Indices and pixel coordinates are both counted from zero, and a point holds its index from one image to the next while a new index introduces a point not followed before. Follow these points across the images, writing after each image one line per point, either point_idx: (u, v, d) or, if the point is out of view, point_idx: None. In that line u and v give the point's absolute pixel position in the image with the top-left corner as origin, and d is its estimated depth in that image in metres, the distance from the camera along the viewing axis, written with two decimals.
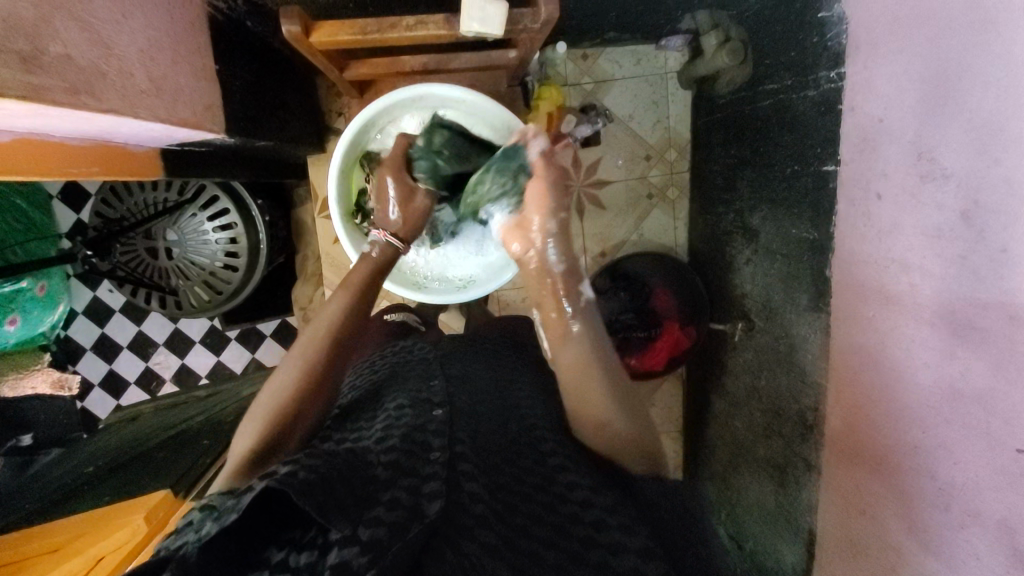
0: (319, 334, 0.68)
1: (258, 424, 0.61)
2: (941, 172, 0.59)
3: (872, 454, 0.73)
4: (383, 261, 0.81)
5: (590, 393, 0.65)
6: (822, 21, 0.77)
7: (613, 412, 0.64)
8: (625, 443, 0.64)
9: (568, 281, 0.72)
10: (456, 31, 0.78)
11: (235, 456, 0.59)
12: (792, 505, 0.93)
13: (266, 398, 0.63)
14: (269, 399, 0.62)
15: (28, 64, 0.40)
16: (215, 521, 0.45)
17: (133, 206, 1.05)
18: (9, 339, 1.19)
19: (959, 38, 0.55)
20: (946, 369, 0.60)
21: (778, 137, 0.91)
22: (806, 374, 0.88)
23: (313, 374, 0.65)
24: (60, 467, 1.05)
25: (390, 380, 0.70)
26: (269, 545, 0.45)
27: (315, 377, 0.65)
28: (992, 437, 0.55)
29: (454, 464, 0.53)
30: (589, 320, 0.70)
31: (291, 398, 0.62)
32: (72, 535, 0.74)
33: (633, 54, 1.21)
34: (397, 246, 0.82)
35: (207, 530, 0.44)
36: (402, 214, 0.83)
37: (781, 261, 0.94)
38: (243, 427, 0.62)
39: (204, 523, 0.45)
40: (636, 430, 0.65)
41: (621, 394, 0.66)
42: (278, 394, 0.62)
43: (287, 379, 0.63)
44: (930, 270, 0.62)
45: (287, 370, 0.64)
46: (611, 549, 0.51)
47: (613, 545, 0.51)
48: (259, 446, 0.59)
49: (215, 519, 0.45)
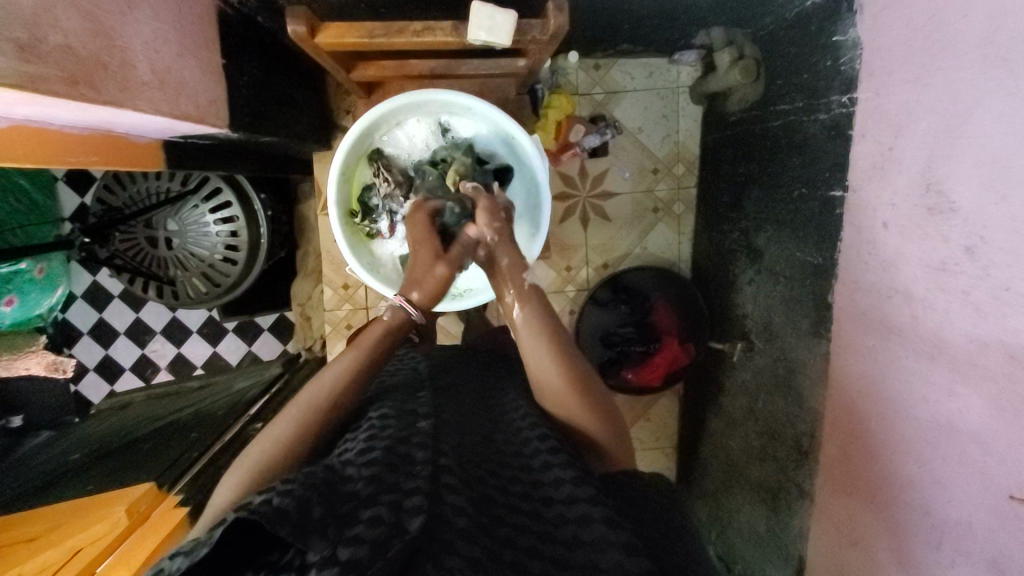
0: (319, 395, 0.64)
1: (244, 475, 0.57)
2: (949, 206, 0.58)
3: (865, 485, 0.72)
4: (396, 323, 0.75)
5: (548, 369, 0.69)
6: (837, 45, 0.76)
7: (586, 412, 0.66)
8: (592, 414, 0.66)
9: (511, 270, 0.80)
10: (465, 38, 0.78)
11: (218, 506, 0.56)
12: (783, 530, 0.91)
13: (255, 449, 0.60)
14: (263, 446, 0.60)
15: (25, 53, 0.40)
16: (186, 557, 0.45)
17: (136, 194, 1.04)
18: (4, 320, 1.12)
19: (972, 71, 0.54)
20: (944, 404, 0.59)
21: (787, 158, 0.90)
22: (803, 399, 0.86)
23: (313, 414, 0.63)
24: (47, 453, 1.04)
25: (380, 394, 0.68)
26: (246, 568, 0.45)
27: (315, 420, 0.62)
28: (987, 478, 0.53)
29: (437, 477, 0.52)
30: (533, 305, 0.77)
31: (286, 437, 0.60)
32: (51, 524, 0.74)
33: (646, 66, 1.20)
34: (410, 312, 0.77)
35: (179, 565, 0.44)
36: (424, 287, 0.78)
37: (784, 284, 0.92)
38: (227, 479, 0.59)
39: (180, 554, 0.46)
40: (601, 405, 0.68)
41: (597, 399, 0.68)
42: (270, 445, 0.59)
43: (283, 427, 0.61)
44: (934, 303, 0.60)
45: (282, 423, 0.61)
46: (594, 546, 0.50)
47: (596, 542, 0.50)
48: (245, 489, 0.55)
49: (187, 554, 0.45)
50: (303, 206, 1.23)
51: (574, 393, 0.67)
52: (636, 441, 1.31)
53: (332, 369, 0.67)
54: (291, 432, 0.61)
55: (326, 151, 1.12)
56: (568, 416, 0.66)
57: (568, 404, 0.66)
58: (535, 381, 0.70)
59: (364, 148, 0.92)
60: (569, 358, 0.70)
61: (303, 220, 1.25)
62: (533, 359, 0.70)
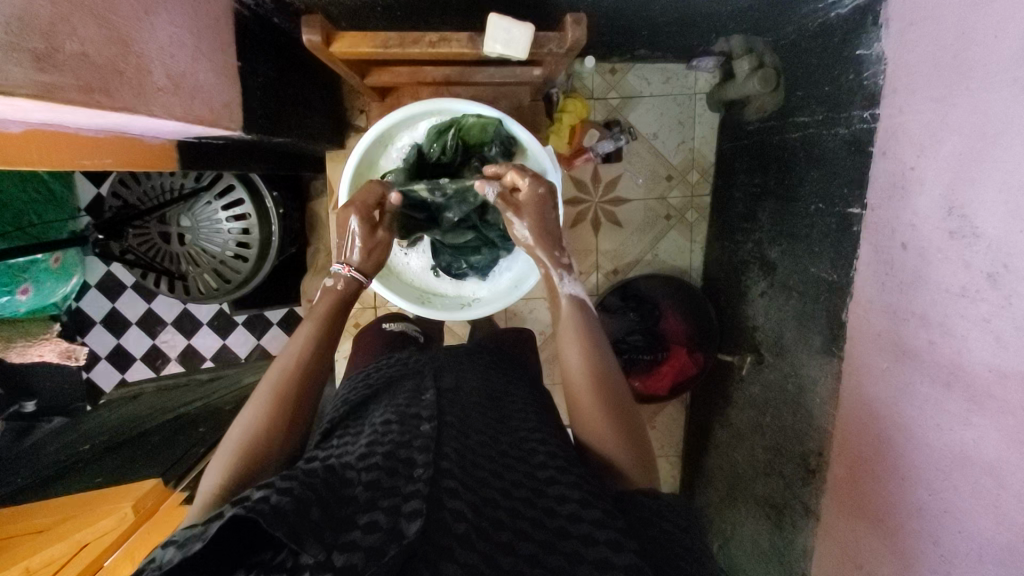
0: (289, 366, 0.66)
1: (229, 460, 0.57)
2: (972, 231, 0.56)
3: (873, 510, 0.71)
4: (348, 295, 0.77)
5: (574, 370, 0.72)
6: (860, 59, 0.75)
7: (614, 438, 0.66)
8: (615, 417, 0.68)
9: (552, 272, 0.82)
10: (480, 49, 0.79)
11: (205, 493, 0.55)
12: (788, 548, 0.90)
13: (238, 431, 0.60)
14: (238, 434, 0.60)
15: (42, 63, 0.40)
16: (179, 549, 0.43)
17: (150, 188, 1.05)
18: (19, 308, 1.13)
19: (1002, 92, 0.52)
20: (959, 434, 0.57)
21: (804, 171, 0.89)
22: (812, 418, 0.85)
23: (287, 403, 0.63)
24: (57, 442, 1.06)
25: (371, 398, 0.70)
26: (237, 568, 0.44)
27: (291, 408, 0.63)
28: (1000, 510, 0.52)
29: (438, 481, 0.51)
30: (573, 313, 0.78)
31: (263, 428, 0.60)
32: (60, 516, 0.75)
33: (663, 71, 1.18)
34: (360, 281, 0.79)
35: (171, 558, 0.42)
36: (364, 249, 0.81)
37: (796, 298, 0.91)
38: (210, 468, 0.58)
39: (171, 544, 0.44)
40: (627, 423, 0.68)
41: (625, 422, 0.68)
42: (250, 427, 0.60)
43: (262, 404, 0.62)
44: (952, 329, 0.59)
45: (259, 404, 0.62)
46: (598, 566, 0.48)
47: (598, 561, 0.49)
48: (236, 480, 0.56)
49: (180, 546, 0.43)
50: (314, 204, 1.25)
51: (608, 420, 0.68)
52: None
53: (308, 343, 0.69)
54: (265, 420, 0.61)
55: (340, 150, 1.11)
56: (593, 435, 0.68)
57: (597, 426, 0.67)
58: (569, 375, 0.72)
59: (375, 163, 0.93)
60: (598, 366, 0.71)
61: (314, 217, 1.25)
62: (570, 369, 0.72)
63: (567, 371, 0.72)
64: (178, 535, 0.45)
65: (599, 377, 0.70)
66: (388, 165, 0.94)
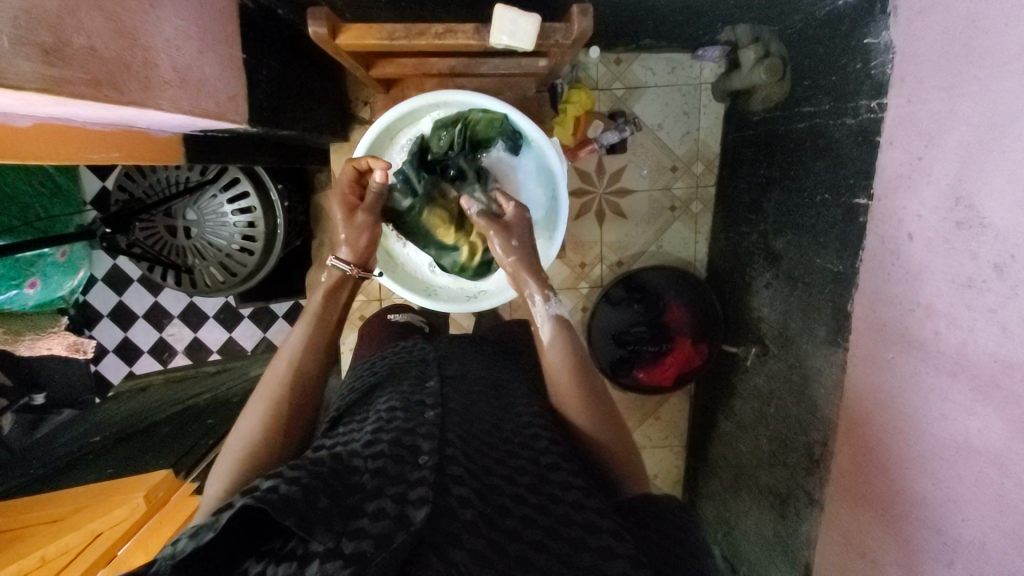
0: (294, 376, 0.66)
1: (234, 455, 0.58)
2: (978, 221, 0.56)
3: (878, 499, 0.71)
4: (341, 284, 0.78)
5: (560, 360, 0.74)
6: (868, 48, 0.74)
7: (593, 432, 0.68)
8: (583, 414, 0.69)
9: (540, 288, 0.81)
10: (486, 41, 0.78)
11: (210, 487, 0.56)
12: (792, 537, 0.91)
13: (244, 429, 0.61)
14: (245, 430, 0.61)
15: (49, 57, 0.40)
16: (190, 538, 0.43)
17: (156, 182, 1.05)
18: (27, 302, 1.14)
19: (1011, 82, 0.52)
20: (964, 423, 0.58)
21: (810, 162, 0.88)
22: (816, 407, 0.86)
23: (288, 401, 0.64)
24: (69, 434, 1.08)
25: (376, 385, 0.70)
26: (248, 557, 0.45)
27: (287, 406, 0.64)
28: (1004, 498, 0.53)
29: (443, 468, 0.52)
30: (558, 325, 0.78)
31: (266, 424, 0.61)
32: (74, 506, 0.76)
33: (668, 61, 1.17)
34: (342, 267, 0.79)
35: (184, 547, 0.43)
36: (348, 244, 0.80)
37: (801, 289, 0.91)
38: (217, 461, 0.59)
39: (182, 537, 0.44)
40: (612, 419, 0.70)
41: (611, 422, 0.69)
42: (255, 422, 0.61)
43: (269, 408, 0.63)
44: (957, 320, 0.59)
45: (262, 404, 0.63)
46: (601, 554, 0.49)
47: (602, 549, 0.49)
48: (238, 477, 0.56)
49: (191, 535, 0.44)
50: (316, 197, 1.25)
51: (594, 417, 0.69)
52: (646, 438, 1.31)
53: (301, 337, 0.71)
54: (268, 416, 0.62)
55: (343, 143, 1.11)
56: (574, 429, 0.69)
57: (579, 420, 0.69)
58: (548, 366, 0.75)
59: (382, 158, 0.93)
60: (583, 363, 0.74)
61: (317, 210, 1.25)
62: (552, 359, 0.75)
63: (546, 361, 0.76)
64: (187, 528, 0.45)
65: (565, 374, 0.73)
66: (394, 157, 0.94)
